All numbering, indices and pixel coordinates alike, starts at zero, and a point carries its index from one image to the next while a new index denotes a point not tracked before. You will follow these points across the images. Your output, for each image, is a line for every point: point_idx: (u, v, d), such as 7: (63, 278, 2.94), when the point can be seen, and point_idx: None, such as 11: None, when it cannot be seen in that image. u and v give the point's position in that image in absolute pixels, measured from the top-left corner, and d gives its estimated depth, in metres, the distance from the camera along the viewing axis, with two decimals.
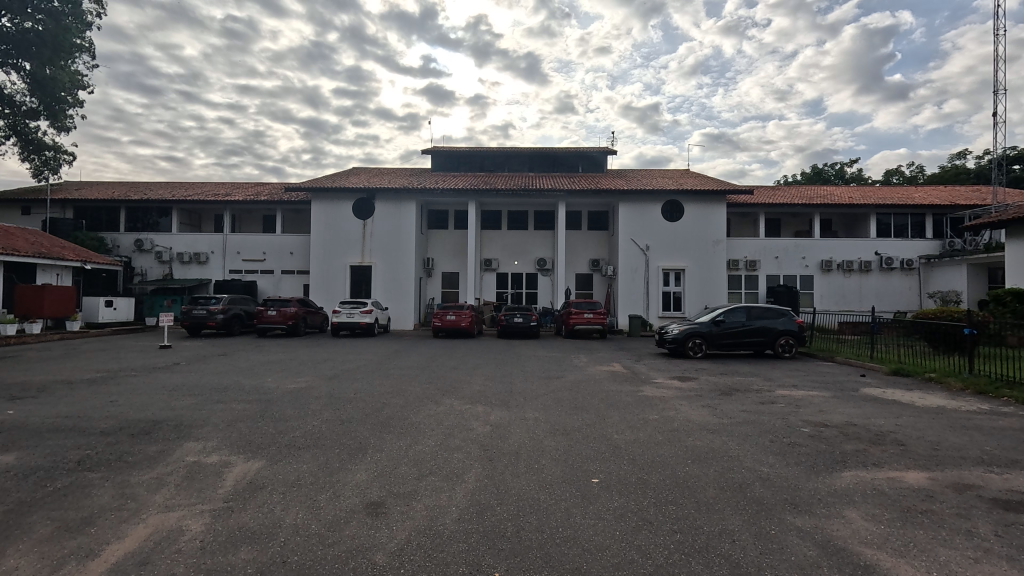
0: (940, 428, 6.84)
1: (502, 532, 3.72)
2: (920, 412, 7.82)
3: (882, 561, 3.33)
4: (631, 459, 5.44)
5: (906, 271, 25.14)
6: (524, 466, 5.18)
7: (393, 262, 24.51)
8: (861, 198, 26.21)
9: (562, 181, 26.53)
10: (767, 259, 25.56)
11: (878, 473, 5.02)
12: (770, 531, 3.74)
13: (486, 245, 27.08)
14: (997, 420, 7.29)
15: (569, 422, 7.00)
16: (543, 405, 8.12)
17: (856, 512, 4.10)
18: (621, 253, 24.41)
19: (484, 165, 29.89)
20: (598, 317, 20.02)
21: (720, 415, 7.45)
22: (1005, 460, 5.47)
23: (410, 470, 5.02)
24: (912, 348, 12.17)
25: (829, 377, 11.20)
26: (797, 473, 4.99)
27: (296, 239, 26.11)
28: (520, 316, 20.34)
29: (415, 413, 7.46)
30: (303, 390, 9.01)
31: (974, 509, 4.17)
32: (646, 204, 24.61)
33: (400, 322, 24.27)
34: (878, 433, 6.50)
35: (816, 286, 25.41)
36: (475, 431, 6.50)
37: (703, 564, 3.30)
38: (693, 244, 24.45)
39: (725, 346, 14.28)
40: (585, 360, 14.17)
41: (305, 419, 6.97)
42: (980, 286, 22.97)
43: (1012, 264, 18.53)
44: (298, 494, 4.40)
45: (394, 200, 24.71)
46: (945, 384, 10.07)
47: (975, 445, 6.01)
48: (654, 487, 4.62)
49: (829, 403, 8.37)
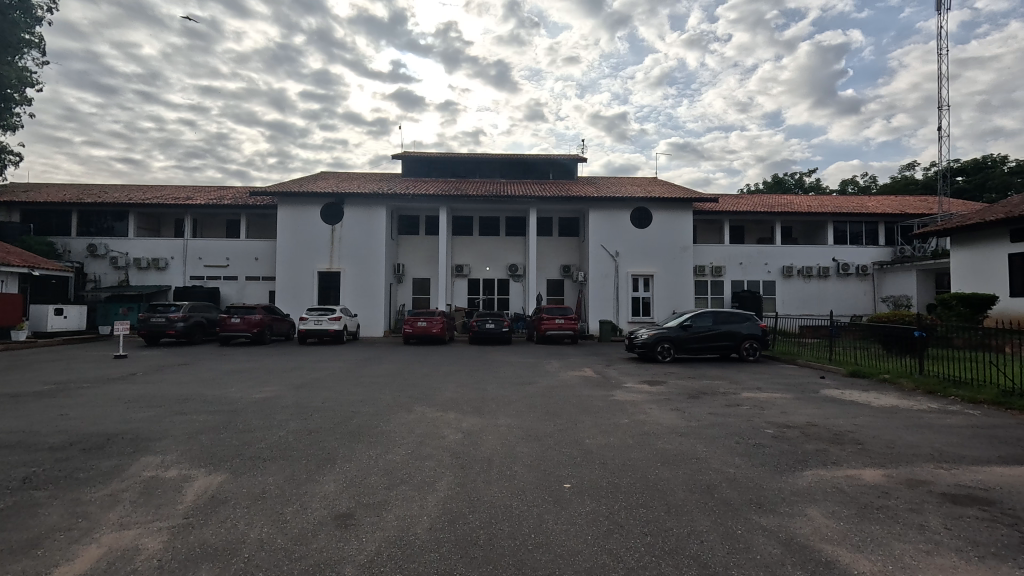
0: (895, 426, 7.14)
1: (474, 540, 3.68)
2: (876, 412, 8.15)
3: (842, 557, 3.46)
4: (602, 463, 5.49)
5: (862, 277, 26.30)
6: (496, 473, 5.15)
7: (363, 269, 24.12)
8: (819, 206, 27.34)
9: (532, 187, 26.68)
10: (732, 265, 26.31)
11: (837, 472, 5.21)
12: (737, 531, 3.84)
13: (458, 250, 26.96)
14: (947, 418, 7.69)
15: (542, 428, 7.02)
16: (515, 411, 8.10)
17: (817, 510, 4.24)
18: (592, 260, 24.69)
19: (455, 172, 29.85)
20: (569, 322, 20.14)
21: (688, 418, 7.62)
22: (953, 456, 5.78)
23: (380, 479, 4.95)
24: (867, 349, 12.75)
25: (792, 379, 11.57)
26: (762, 474, 5.11)
27: (263, 244, 25.49)
28: (492, 322, 20.24)
29: (385, 421, 7.33)
30: (269, 400, 8.74)
31: (925, 503, 4.38)
32: (615, 211, 25.00)
33: (370, 328, 23.80)
34: (838, 433, 6.77)
35: (778, 291, 26.27)
36: (447, 438, 6.46)
37: (672, 565, 3.35)
38: (662, 250, 24.96)
39: (694, 350, 14.62)
40: (558, 365, 14.23)
41: (271, 430, 6.76)
42: (927, 291, 24.35)
43: (959, 270, 19.63)
44: (263, 508, 4.26)
45: (364, 205, 24.34)
46: (899, 384, 10.55)
47: (926, 442, 6.33)
48: (625, 491, 4.67)
49: (791, 404, 8.67)
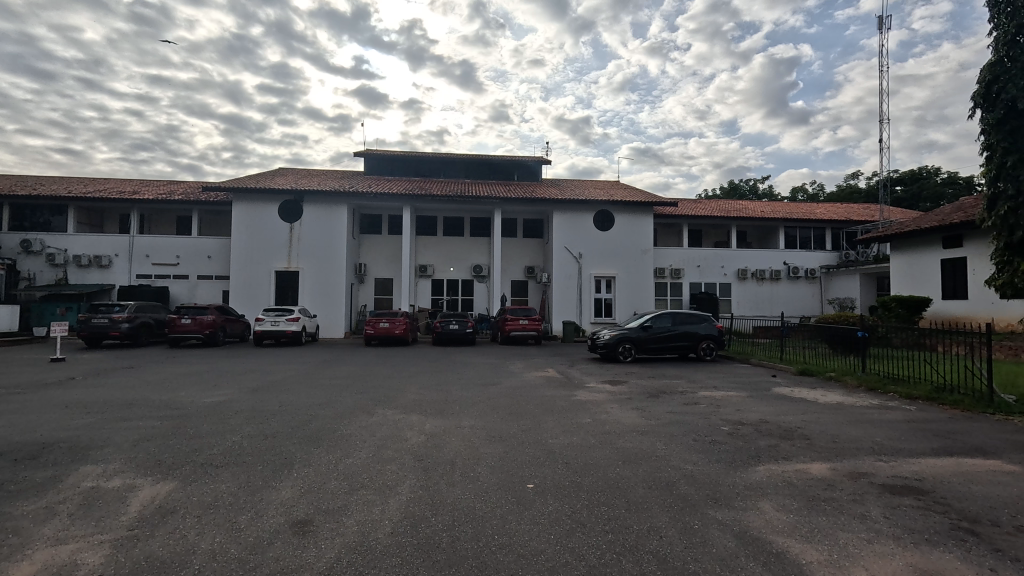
0: (840, 422, 7.52)
1: (437, 544, 3.65)
2: (823, 408, 8.56)
3: (791, 547, 3.61)
4: (564, 463, 5.54)
5: (810, 280, 27.59)
6: (459, 475, 5.12)
7: (323, 268, 23.51)
8: (772, 212, 28.52)
9: (496, 188, 26.68)
10: (691, 268, 27.10)
11: (787, 466, 5.44)
12: (694, 526, 3.95)
13: (422, 250, 26.67)
14: (887, 414, 8.16)
15: (506, 429, 7.03)
16: (479, 412, 8.08)
17: (768, 503, 4.42)
18: (555, 261, 24.92)
19: (419, 171, 29.52)
20: (533, 323, 20.25)
21: (648, 417, 7.80)
22: (891, 449, 6.14)
23: (340, 484, 4.84)
24: (815, 349, 13.40)
25: (746, 378, 12.01)
26: (718, 470, 5.29)
27: (216, 242, 24.47)
28: (456, 323, 20.12)
29: (346, 425, 7.16)
30: (222, 404, 8.39)
31: (867, 494, 4.64)
32: (579, 213, 25.31)
33: (330, 330, 23.23)
34: (788, 429, 7.07)
35: (734, 293, 27.24)
36: (410, 441, 6.37)
37: (633, 561, 3.41)
38: (623, 252, 25.44)
39: (654, 350, 14.97)
40: (522, 366, 14.28)
41: (224, 435, 6.50)
42: (869, 293, 25.80)
43: (897, 274, 20.87)
44: (216, 517, 4.09)
45: (324, 203, 23.73)
46: (844, 382, 11.13)
47: (868, 436, 6.69)
48: (587, 490, 4.73)
49: (745, 402, 9.00)
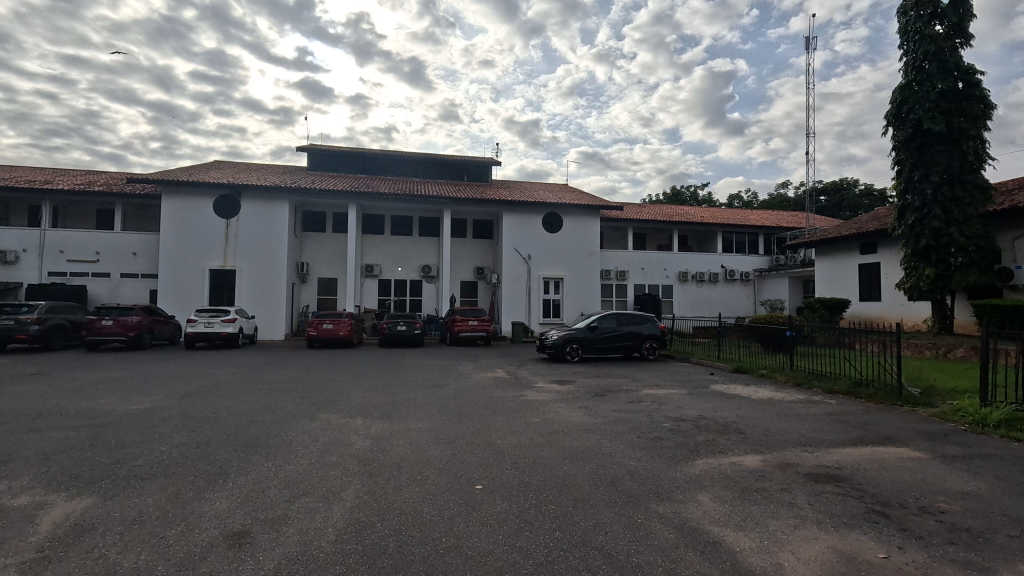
0: (770, 416, 8.00)
1: (383, 550, 3.57)
2: (755, 404, 9.09)
3: (726, 536, 3.81)
4: (512, 463, 5.57)
5: (745, 283, 29.18)
6: (406, 479, 5.04)
7: (262, 267, 22.44)
8: (710, 218, 29.94)
9: (446, 188, 26.46)
10: (635, 270, 27.99)
11: (723, 459, 5.73)
12: (638, 520, 4.08)
13: (368, 249, 26.03)
14: (811, 408, 8.76)
15: (455, 430, 6.99)
16: (427, 415, 7.98)
17: (706, 495, 4.64)
18: (504, 262, 25.03)
19: (366, 168, 28.80)
20: (482, 324, 20.22)
21: (594, 415, 7.98)
22: (815, 440, 6.61)
23: (280, 492, 4.64)
24: (748, 348, 14.20)
25: (686, 376, 12.55)
26: (660, 465, 5.49)
27: (142, 238, 22.85)
28: (403, 324, 19.77)
29: (286, 430, 6.87)
30: (149, 412, 7.85)
31: (794, 483, 4.97)
32: (528, 215, 25.54)
33: (269, 331, 22.20)
34: (724, 424, 7.45)
35: (675, 294, 28.37)
36: (354, 445, 6.21)
37: (579, 557, 3.49)
38: (571, 254, 25.90)
39: (600, 350, 15.35)
40: (470, 367, 14.24)
41: (151, 445, 6.07)
42: (796, 295, 27.60)
43: (821, 277, 22.46)
44: (142, 532, 3.82)
45: (264, 199, 22.68)
46: (774, 378, 11.87)
47: (795, 429, 7.17)
48: (534, 489, 4.78)
49: (685, 399, 9.40)
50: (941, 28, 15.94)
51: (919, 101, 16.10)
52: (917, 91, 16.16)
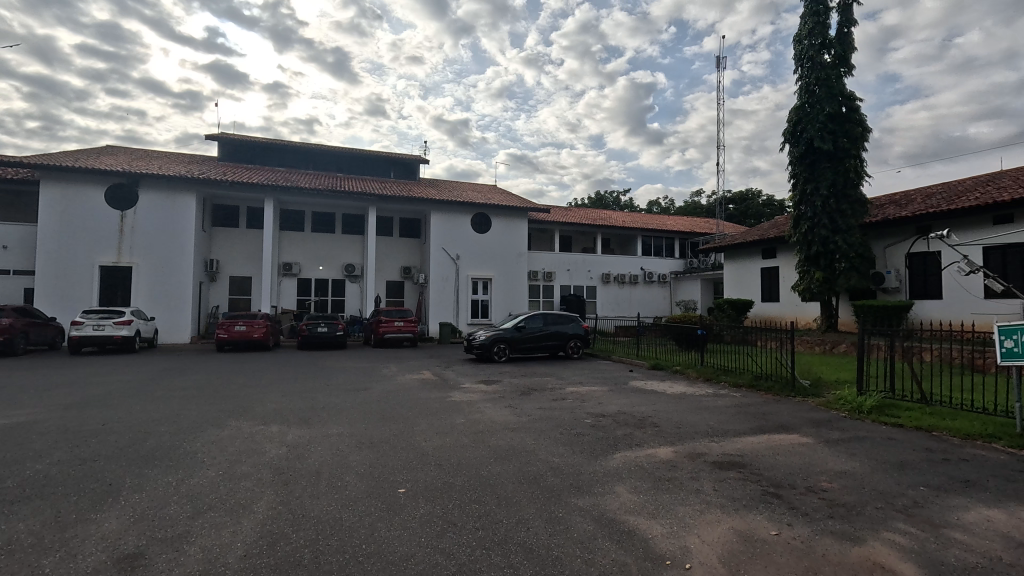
0: (682, 410, 8.54)
1: (297, 561, 3.41)
2: (670, 398, 9.65)
3: (641, 525, 4.02)
4: (437, 465, 5.52)
5: (662, 284, 30.88)
6: (325, 486, 4.83)
7: (163, 265, 20.55)
8: (631, 222, 31.38)
9: (372, 185, 25.67)
10: (561, 271, 28.71)
11: (639, 452, 6.03)
12: (559, 514, 4.19)
13: (287, 247, 24.67)
14: (718, 400, 9.45)
15: (378, 434, 6.81)
16: (349, 419, 7.70)
17: (623, 487, 4.87)
18: (432, 262, 24.71)
19: (285, 161, 27.28)
20: (409, 325, 19.83)
21: (520, 414, 8.11)
22: (721, 431, 7.14)
23: (182, 508, 4.28)
24: (665, 345, 15.05)
25: (608, 373, 13.08)
26: (581, 460, 5.68)
27: (15, 230, 20.16)
28: (324, 325, 18.94)
29: (190, 441, 6.35)
30: (22, 426, 6.93)
31: (702, 471, 5.34)
32: (456, 215, 25.40)
33: (172, 334, 20.40)
34: (641, 418, 7.85)
35: (598, 295, 29.44)
36: (268, 453, 5.86)
37: (501, 554, 3.53)
38: (499, 255, 26.09)
39: (527, 349, 15.59)
40: (396, 369, 13.92)
41: (24, 463, 5.37)
42: (707, 296, 29.63)
43: (729, 279, 24.26)
44: (10, 563, 3.37)
45: (167, 190, 20.79)
46: (687, 374, 12.67)
47: (704, 421, 7.71)
48: (458, 489, 4.77)
49: (606, 396, 9.79)
50: (829, 57, 17.83)
51: (811, 121, 17.86)
52: (809, 112, 17.95)
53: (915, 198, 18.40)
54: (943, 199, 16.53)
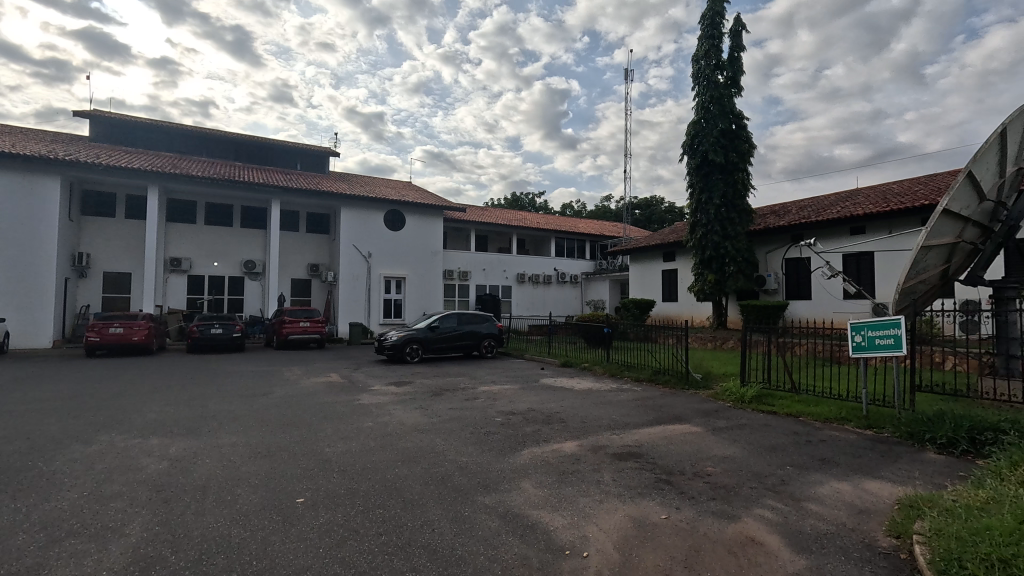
0: (588, 405, 8.92)
1: None
2: (577, 395, 10.05)
3: (543, 518, 4.15)
4: (340, 471, 5.31)
5: (573, 284, 32.04)
6: (212, 501, 4.47)
7: (17, 258, 17.79)
8: (545, 224, 32.22)
9: (275, 176, 24.06)
10: (476, 271, 28.78)
11: (546, 448, 6.23)
12: (464, 513, 4.22)
13: (175, 240, 22.43)
14: (621, 395, 9.99)
15: (277, 442, 6.41)
16: (244, 427, 7.17)
17: (529, 482, 5.00)
18: (342, 259, 23.68)
19: (174, 146, 24.77)
20: (315, 325, 18.85)
21: (430, 415, 8.03)
22: (622, 424, 7.56)
23: (33, 537, 3.75)
24: (575, 344, 15.64)
25: (520, 372, 13.33)
26: (489, 458, 5.75)
27: None
28: (219, 327, 17.45)
29: (48, 460, 5.57)
30: None
31: (603, 463, 5.63)
32: (368, 211, 24.55)
33: (28, 338, 17.73)
34: (549, 415, 8.09)
35: (513, 295, 29.91)
36: (146, 469, 5.30)
37: (404, 558, 3.48)
38: (414, 254, 25.61)
39: (440, 349, 15.46)
40: (300, 372, 13.17)
41: None
42: (615, 296, 31.19)
43: (634, 280, 25.72)
44: None
45: (23, 171, 18.03)
46: (594, 371, 13.26)
47: (607, 415, 8.12)
48: (362, 495, 4.63)
49: (517, 394, 9.98)
50: (722, 77, 19.52)
51: (706, 135, 19.43)
52: (705, 127, 19.51)
53: (790, 209, 20.70)
54: (812, 212, 18.78)
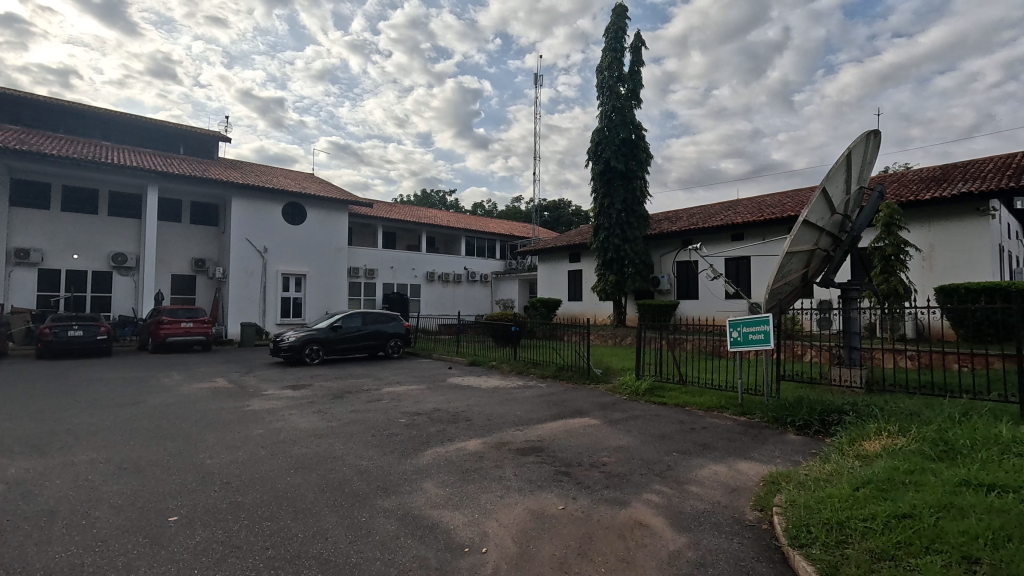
0: (494, 403, 9.00)
1: None
2: (484, 393, 10.10)
3: (444, 518, 4.12)
4: (223, 483, 4.87)
5: (483, 283, 32.21)
6: (60, 528, 3.88)
7: None
8: (456, 222, 32.04)
9: (152, 159, 21.53)
10: (384, 268, 27.90)
11: (450, 447, 6.19)
12: (361, 519, 4.06)
13: (22, 228, 19.28)
14: (526, 392, 10.21)
15: (147, 456, 5.73)
16: (107, 441, 6.33)
17: (431, 482, 4.93)
18: (233, 254, 21.80)
19: (21, 118, 21.26)
20: (200, 326, 17.17)
21: (329, 419, 7.64)
22: (526, 420, 7.72)
23: None
24: (483, 342, 15.72)
25: (427, 371, 13.12)
26: (391, 461, 5.59)
27: None
28: (78, 328, 15.25)
29: None
30: None
31: (506, 459, 5.70)
32: (264, 203, 22.82)
33: None
34: (455, 414, 8.05)
35: (422, 293, 29.40)
36: None
37: (292, 572, 3.27)
38: (316, 249, 24.25)
39: (343, 350, 14.78)
40: (180, 377, 11.91)
41: None
42: (523, 295, 31.83)
43: (542, 280, 26.41)
44: None
45: None
46: (501, 369, 13.43)
47: (512, 412, 8.24)
48: (247, 508, 4.28)
49: (423, 394, 9.82)
50: (624, 89, 20.65)
51: (609, 143, 20.45)
52: (608, 135, 20.53)
53: (681, 216, 22.45)
54: (700, 219, 20.54)
